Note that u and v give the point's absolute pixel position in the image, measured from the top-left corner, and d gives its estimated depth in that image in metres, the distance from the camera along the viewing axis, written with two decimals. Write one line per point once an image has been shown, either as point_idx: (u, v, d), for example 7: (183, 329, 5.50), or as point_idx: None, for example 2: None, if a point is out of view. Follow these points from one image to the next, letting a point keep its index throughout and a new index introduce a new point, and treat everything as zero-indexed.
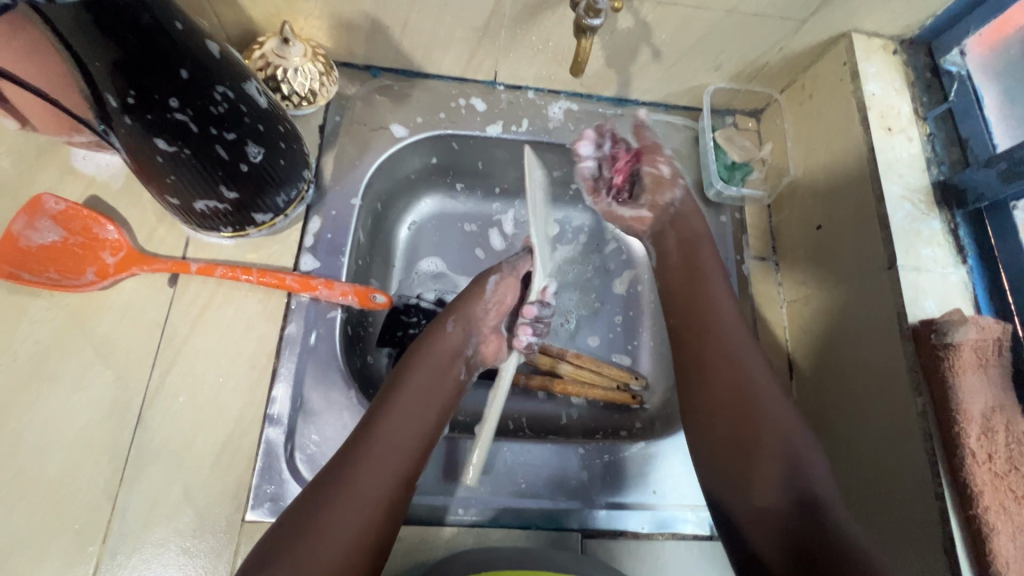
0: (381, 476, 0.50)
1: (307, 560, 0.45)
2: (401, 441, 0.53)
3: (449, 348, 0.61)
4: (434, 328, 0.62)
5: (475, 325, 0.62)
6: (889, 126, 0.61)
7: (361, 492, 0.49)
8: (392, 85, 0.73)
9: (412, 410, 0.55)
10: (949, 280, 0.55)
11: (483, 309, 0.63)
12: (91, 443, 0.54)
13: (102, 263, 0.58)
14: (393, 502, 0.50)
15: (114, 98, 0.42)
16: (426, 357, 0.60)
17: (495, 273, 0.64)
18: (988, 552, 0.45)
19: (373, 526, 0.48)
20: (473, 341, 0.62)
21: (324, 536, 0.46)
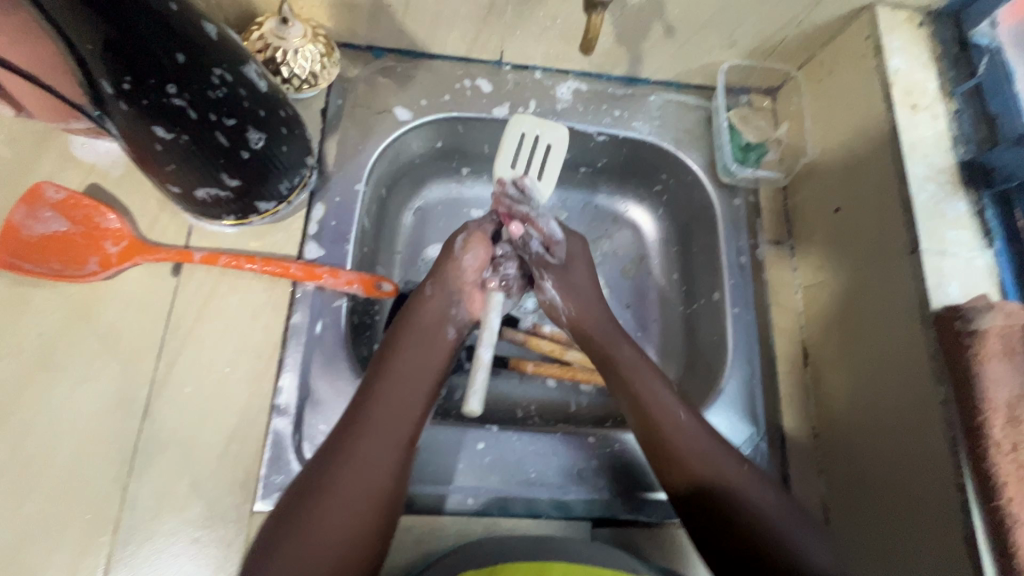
0: (375, 440, 0.50)
1: (313, 531, 0.45)
2: (395, 404, 0.52)
3: (434, 312, 0.60)
4: (413, 298, 0.61)
5: (456, 290, 0.61)
6: (914, 103, 0.58)
7: (360, 459, 0.49)
8: (395, 67, 0.71)
9: (405, 375, 0.55)
10: (974, 265, 0.53)
11: (456, 271, 0.61)
12: (99, 434, 0.54)
13: (104, 253, 0.57)
14: (396, 468, 0.50)
15: (108, 81, 0.41)
16: (412, 324, 0.59)
17: (462, 233, 0.62)
18: (1011, 544, 0.43)
19: (377, 490, 0.48)
20: (456, 302, 0.61)
21: (327, 506, 0.46)
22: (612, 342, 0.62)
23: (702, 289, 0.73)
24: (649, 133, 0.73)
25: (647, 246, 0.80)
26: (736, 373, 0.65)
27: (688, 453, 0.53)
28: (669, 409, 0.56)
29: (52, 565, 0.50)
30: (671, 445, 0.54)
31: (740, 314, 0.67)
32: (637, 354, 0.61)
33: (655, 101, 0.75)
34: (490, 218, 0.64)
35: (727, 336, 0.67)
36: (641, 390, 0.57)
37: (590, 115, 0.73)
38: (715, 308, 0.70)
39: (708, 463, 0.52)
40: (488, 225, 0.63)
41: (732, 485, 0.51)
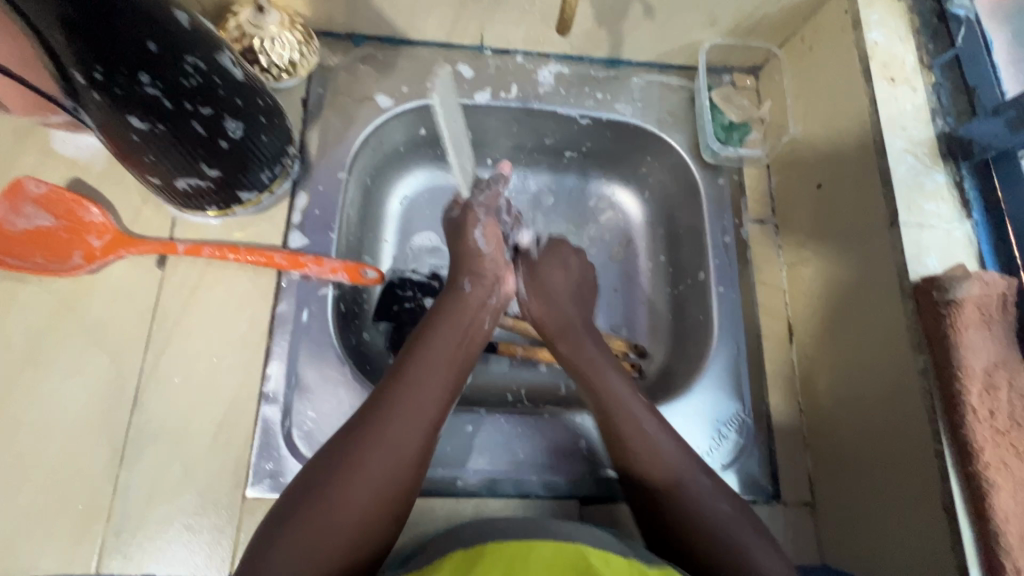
0: (407, 428, 0.50)
1: (341, 501, 0.46)
2: (429, 394, 0.52)
3: (476, 304, 0.60)
4: (450, 288, 0.61)
5: (492, 281, 0.62)
6: (893, 76, 0.58)
7: (392, 438, 0.49)
8: (375, 54, 0.71)
9: (438, 365, 0.54)
10: (953, 236, 0.53)
11: (484, 263, 0.62)
12: (89, 426, 0.54)
13: (88, 247, 0.58)
14: (423, 451, 0.50)
15: (79, 71, 0.41)
16: (451, 314, 0.58)
17: (477, 228, 0.63)
18: (987, 508, 0.44)
19: (403, 476, 0.49)
20: (495, 293, 0.62)
21: (355, 479, 0.47)
22: (577, 342, 0.62)
23: (688, 270, 0.73)
24: (632, 115, 0.73)
25: (634, 229, 0.80)
26: (721, 351, 0.65)
27: (633, 442, 0.54)
28: (633, 420, 0.55)
29: (47, 554, 0.51)
30: (625, 446, 0.55)
31: (725, 293, 0.68)
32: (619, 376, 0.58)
33: (637, 82, 0.74)
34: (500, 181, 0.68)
35: (713, 314, 0.67)
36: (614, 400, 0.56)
37: (572, 98, 0.73)
38: (700, 288, 0.70)
39: (664, 466, 0.53)
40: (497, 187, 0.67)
41: (681, 483, 0.52)
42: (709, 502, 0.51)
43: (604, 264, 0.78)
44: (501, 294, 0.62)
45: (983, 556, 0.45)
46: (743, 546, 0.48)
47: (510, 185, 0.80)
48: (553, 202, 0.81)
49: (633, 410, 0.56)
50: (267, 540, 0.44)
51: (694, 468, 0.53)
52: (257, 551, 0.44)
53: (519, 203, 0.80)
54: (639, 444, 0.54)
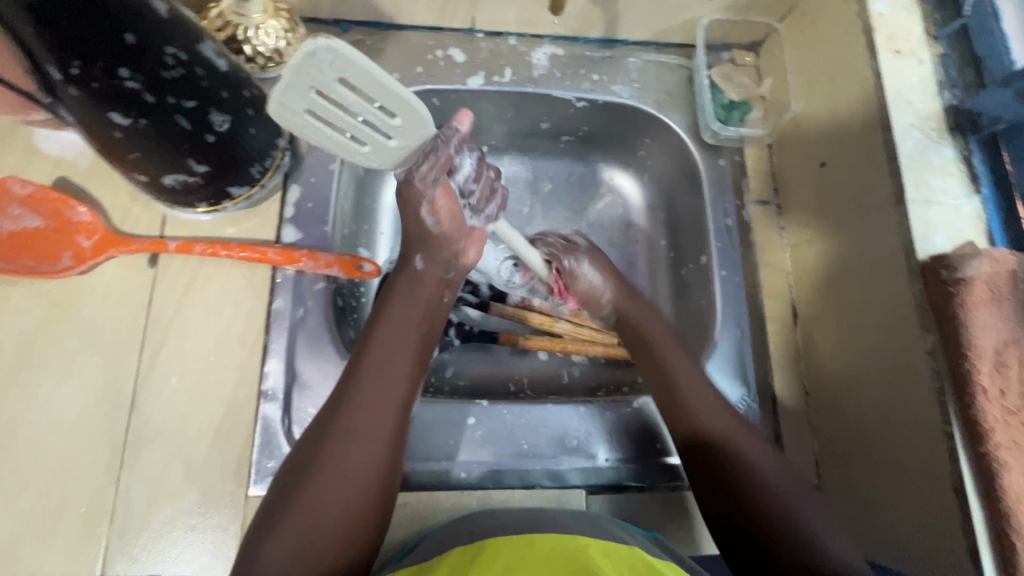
0: (366, 413, 0.49)
1: (315, 498, 0.45)
2: (385, 375, 0.51)
3: (429, 283, 0.57)
4: (402, 267, 0.58)
5: (450, 250, 0.57)
6: (898, 48, 0.56)
7: (356, 433, 0.48)
8: (364, 40, 0.69)
9: (390, 343, 0.53)
10: (961, 212, 0.51)
11: (449, 240, 0.56)
12: (88, 428, 0.54)
13: (77, 247, 0.57)
14: (391, 438, 0.49)
15: (53, 65, 0.39)
16: (401, 290, 0.56)
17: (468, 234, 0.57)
18: (998, 488, 0.43)
19: (374, 463, 0.48)
20: (452, 266, 0.58)
21: (326, 477, 0.46)
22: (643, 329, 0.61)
23: (689, 253, 0.72)
24: (629, 96, 0.71)
25: (634, 213, 0.78)
26: (725, 336, 0.64)
27: (692, 410, 0.55)
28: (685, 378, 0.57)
29: (50, 557, 0.50)
30: (675, 403, 0.56)
31: (728, 277, 0.67)
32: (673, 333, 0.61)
33: (634, 62, 0.72)
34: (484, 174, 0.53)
35: (715, 298, 0.66)
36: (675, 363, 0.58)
37: (567, 80, 0.71)
38: (702, 272, 0.69)
39: (710, 424, 0.54)
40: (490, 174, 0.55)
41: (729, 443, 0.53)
42: (760, 461, 0.52)
43: (605, 250, 0.77)
44: (455, 265, 0.58)
45: (993, 537, 0.44)
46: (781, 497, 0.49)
47: (506, 172, 0.79)
48: (551, 187, 0.79)
49: (681, 374, 0.57)
50: (258, 547, 0.44)
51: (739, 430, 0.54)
52: (251, 552, 0.44)
53: (518, 190, 0.78)
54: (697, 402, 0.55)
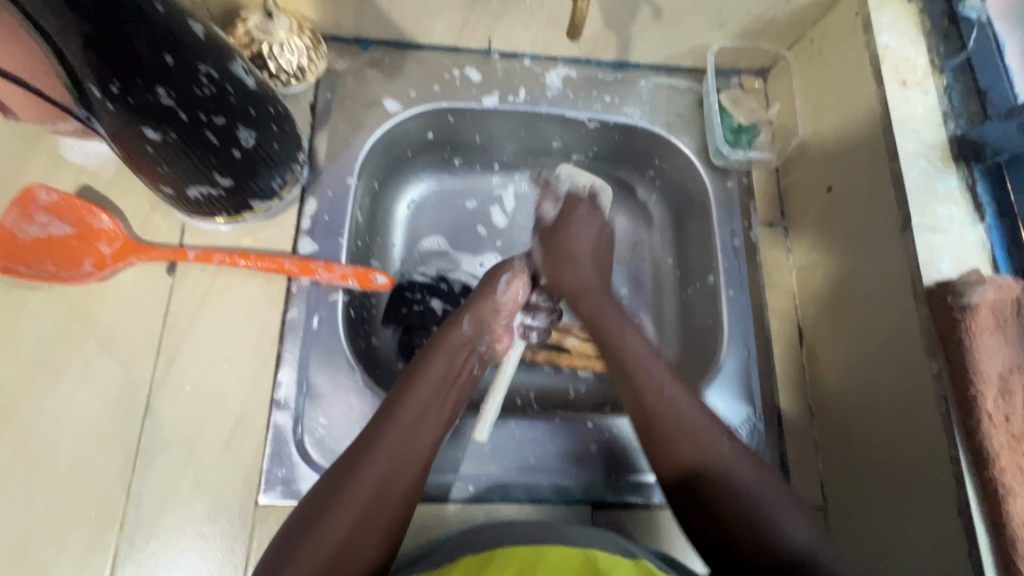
0: (392, 463, 0.49)
1: (321, 537, 0.45)
2: (418, 429, 0.52)
3: (464, 345, 0.59)
4: (450, 324, 0.60)
5: (490, 326, 0.62)
6: (904, 79, 0.57)
7: (376, 483, 0.48)
8: (383, 58, 0.71)
9: (428, 401, 0.54)
10: (965, 240, 0.53)
11: (495, 310, 0.62)
12: (103, 433, 0.54)
13: (98, 254, 0.58)
14: (408, 494, 0.50)
15: (94, 83, 0.40)
16: (443, 350, 0.58)
17: (506, 272, 0.63)
18: (1005, 512, 0.44)
19: (387, 511, 0.48)
20: (487, 339, 0.61)
21: (337, 524, 0.46)
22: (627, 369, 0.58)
23: (697, 273, 0.73)
24: (640, 118, 0.73)
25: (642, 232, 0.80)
26: (732, 355, 0.65)
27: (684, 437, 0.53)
28: (679, 414, 0.54)
29: (60, 562, 0.51)
30: (659, 431, 0.54)
31: (735, 297, 0.68)
32: (659, 364, 0.58)
33: (645, 85, 0.74)
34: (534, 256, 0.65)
35: (722, 318, 0.67)
36: (674, 410, 0.54)
37: (580, 101, 0.73)
38: (709, 292, 0.70)
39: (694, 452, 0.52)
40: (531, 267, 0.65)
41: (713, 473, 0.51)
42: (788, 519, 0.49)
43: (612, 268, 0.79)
44: (493, 339, 0.62)
45: (1000, 560, 0.44)
46: (762, 507, 0.49)
47: (517, 189, 0.80)
48: None
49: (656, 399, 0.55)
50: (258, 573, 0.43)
51: (728, 449, 0.52)
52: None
53: (528, 207, 0.80)
54: (698, 441, 0.52)
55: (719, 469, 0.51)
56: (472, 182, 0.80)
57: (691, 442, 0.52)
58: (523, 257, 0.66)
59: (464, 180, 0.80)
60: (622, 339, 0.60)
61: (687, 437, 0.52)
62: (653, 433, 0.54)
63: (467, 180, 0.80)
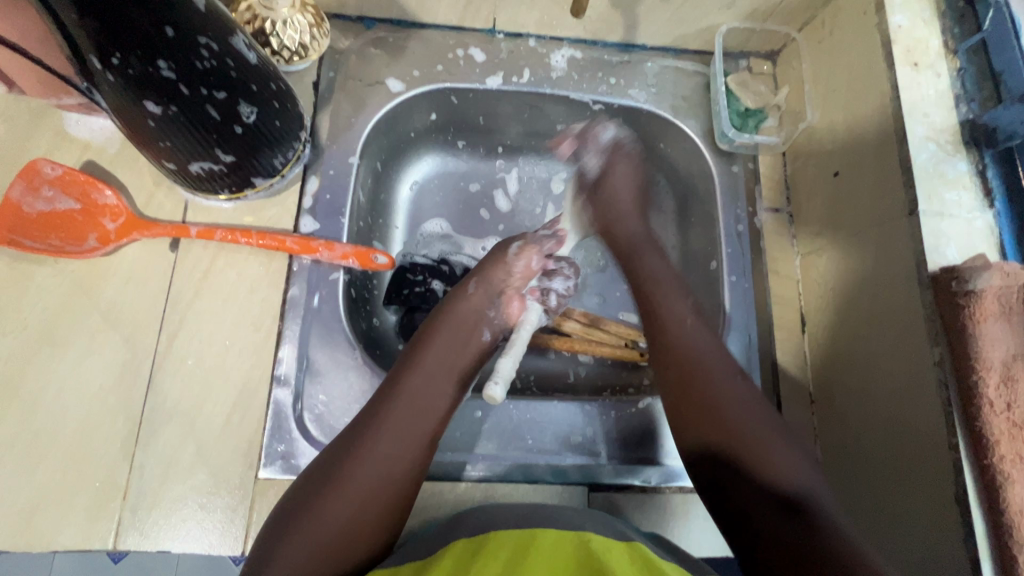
0: (399, 430, 0.50)
1: (329, 505, 0.45)
2: (425, 397, 0.53)
3: (471, 310, 0.60)
4: (456, 293, 0.61)
5: (500, 289, 0.62)
6: (916, 61, 0.56)
7: (385, 448, 0.49)
8: (387, 37, 0.70)
9: (435, 370, 0.55)
10: (973, 226, 0.52)
11: (506, 275, 0.63)
12: (106, 405, 0.55)
13: (102, 229, 0.58)
14: (416, 460, 0.50)
15: (94, 55, 0.40)
16: (449, 321, 0.58)
17: (518, 241, 0.66)
18: (1002, 499, 0.44)
19: (395, 478, 0.48)
20: (495, 304, 0.61)
21: (345, 489, 0.46)
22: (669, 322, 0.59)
23: (700, 258, 0.73)
24: (646, 101, 0.72)
25: None
26: (732, 341, 0.65)
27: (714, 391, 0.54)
28: (712, 381, 0.54)
29: (64, 528, 0.52)
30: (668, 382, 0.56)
31: (738, 282, 0.67)
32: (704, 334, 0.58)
33: (651, 67, 0.73)
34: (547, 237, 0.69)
35: (725, 303, 0.67)
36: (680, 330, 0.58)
37: (585, 83, 0.72)
38: (712, 277, 0.70)
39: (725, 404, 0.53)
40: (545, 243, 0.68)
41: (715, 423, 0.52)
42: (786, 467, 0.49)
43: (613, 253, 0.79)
44: (500, 307, 0.62)
45: (995, 546, 0.44)
46: (754, 449, 0.50)
47: (520, 173, 0.80)
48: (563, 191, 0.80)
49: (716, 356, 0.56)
50: (267, 542, 0.44)
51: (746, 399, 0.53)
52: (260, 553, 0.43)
53: (531, 190, 0.80)
54: (719, 410, 0.52)
55: (733, 435, 0.51)
56: (475, 166, 0.79)
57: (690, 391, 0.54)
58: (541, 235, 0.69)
59: (468, 164, 0.79)
60: (663, 294, 0.62)
61: (722, 391, 0.53)
62: (683, 376, 0.55)
63: (470, 165, 0.79)
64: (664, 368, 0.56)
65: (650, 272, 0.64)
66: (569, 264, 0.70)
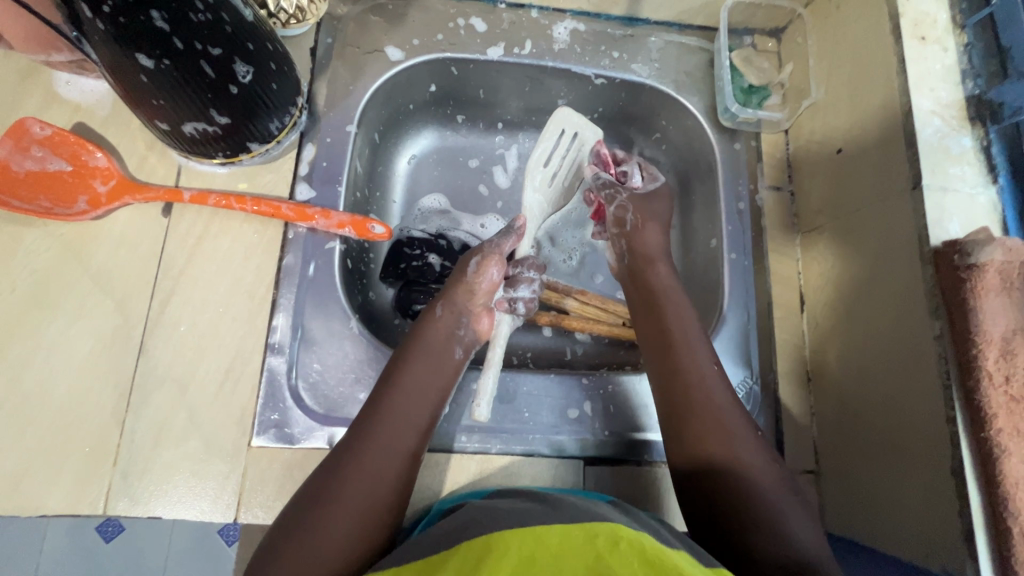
0: (382, 454, 0.49)
1: (318, 538, 0.43)
2: (405, 419, 0.51)
3: (443, 333, 0.58)
4: (423, 317, 0.59)
5: (466, 309, 0.59)
6: (924, 35, 0.55)
7: (373, 471, 0.47)
8: (386, 4, 0.69)
9: (413, 392, 0.53)
10: (977, 202, 0.51)
11: (469, 293, 0.60)
12: (97, 371, 0.54)
13: (93, 192, 0.57)
14: (401, 483, 0.49)
15: (84, 2, 0.39)
16: (422, 343, 0.57)
17: (476, 256, 0.61)
18: (998, 473, 0.43)
19: (382, 504, 0.47)
20: (465, 323, 0.59)
21: (336, 517, 0.44)
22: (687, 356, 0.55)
23: (699, 237, 0.72)
24: (649, 76, 0.71)
25: None
26: (731, 319, 0.65)
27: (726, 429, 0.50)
28: (721, 414, 0.51)
29: (53, 494, 0.51)
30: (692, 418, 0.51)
31: (738, 260, 0.67)
32: (721, 380, 0.54)
33: (655, 42, 0.72)
34: (507, 236, 0.63)
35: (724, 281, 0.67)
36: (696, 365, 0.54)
37: (587, 56, 0.71)
38: (712, 255, 0.70)
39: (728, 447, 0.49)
40: (506, 245, 0.62)
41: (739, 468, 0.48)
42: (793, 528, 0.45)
43: None
44: (469, 326, 0.59)
45: (991, 519, 0.44)
46: (773, 505, 0.46)
47: (520, 149, 0.79)
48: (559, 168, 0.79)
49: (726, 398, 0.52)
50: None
51: (755, 450, 0.50)
52: None
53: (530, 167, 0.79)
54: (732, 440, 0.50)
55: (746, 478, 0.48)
56: (477, 141, 0.79)
57: (717, 425, 0.50)
58: (495, 240, 0.62)
59: (470, 141, 0.79)
60: (686, 338, 0.56)
61: (723, 436, 0.50)
62: (693, 431, 0.51)
63: (470, 142, 0.78)
64: (668, 399, 0.53)
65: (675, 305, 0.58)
66: (530, 262, 0.63)
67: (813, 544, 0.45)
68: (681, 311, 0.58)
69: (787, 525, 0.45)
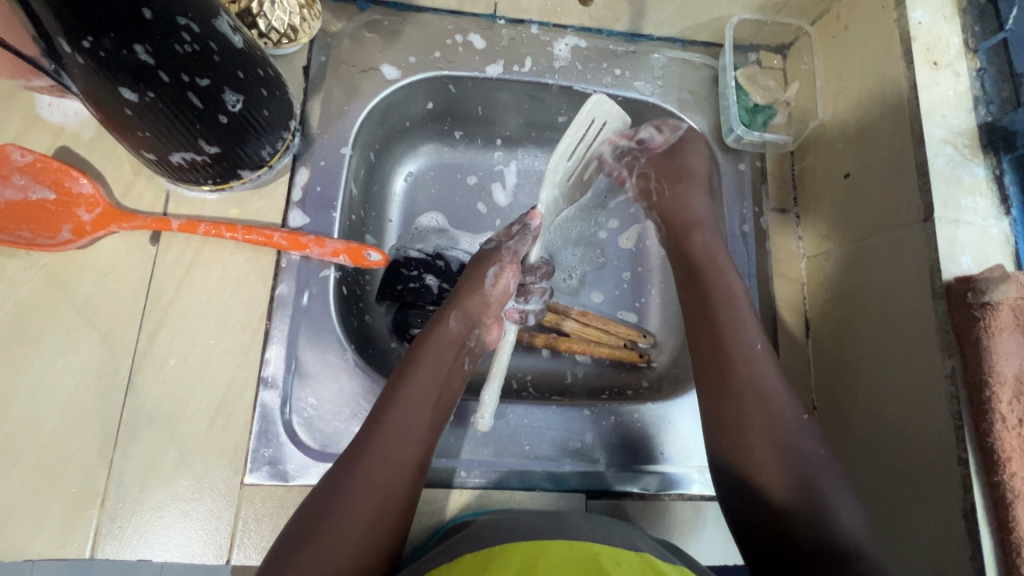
0: (390, 466, 0.48)
1: (327, 552, 0.43)
2: (413, 430, 0.50)
3: (453, 340, 0.56)
4: (434, 322, 0.57)
5: (477, 319, 0.58)
6: (935, 60, 0.54)
7: (381, 483, 0.47)
8: (381, 20, 0.67)
9: (421, 400, 0.52)
10: (990, 234, 0.50)
11: (482, 303, 0.58)
12: (83, 407, 0.52)
13: (77, 221, 0.55)
14: (409, 494, 0.48)
15: (64, 37, 0.37)
16: (432, 349, 0.55)
17: (494, 264, 0.58)
18: (1011, 518, 0.43)
19: (388, 515, 0.46)
20: (475, 334, 0.58)
21: (343, 530, 0.44)
22: (737, 342, 0.54)
23: None
24: (652, 94, 0.70)
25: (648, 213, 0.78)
26: None
27: (774, 418, 0.51)
28: (767, 404, 0.51)
29: (39, 536, 0.49)
30: (738, 410, 0.52)
31: (742, 285, 0.66)
32: (771, 365, 0.54)
33: (658, 58, 0.70)
34: (525, 238, 0.59)
35: None
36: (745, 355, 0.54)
37: (589, 74, 0.69)
38: None
39: (771, 439, 0.50)
40: (524, 250, 0.59)
41: (790, 459, 0.49)
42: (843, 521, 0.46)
43: (615, 249, 0.77)
44: (479, 335, 0.59)
45: (1002, 563, 0.44)
46: (820, 494, 0.48)
47: (519, 166, 0.77)
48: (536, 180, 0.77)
49: (773, 387, 0.52)
50: None
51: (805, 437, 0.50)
52: None
53: (529, 185, 0.77)
54: (778, 430, 0.50)
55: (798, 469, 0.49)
56: (475, 157, 0.77)
57: (762, 417, 0.51)
58: (512, 245, 0.59)
59: (467, 158, 0.76)
60: (734, 325, 0.55)
61: (766, 426, 0.50)
62: (736, 421, 0.51)
63: (467, 159, 0.76)
64: (708, 391, 0.54)
65: (722, 284, 0.58)
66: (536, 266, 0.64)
67: (858, 534, 0.46)
68: (731, 296, 0.57)
69: (834, 520, 0.46)
